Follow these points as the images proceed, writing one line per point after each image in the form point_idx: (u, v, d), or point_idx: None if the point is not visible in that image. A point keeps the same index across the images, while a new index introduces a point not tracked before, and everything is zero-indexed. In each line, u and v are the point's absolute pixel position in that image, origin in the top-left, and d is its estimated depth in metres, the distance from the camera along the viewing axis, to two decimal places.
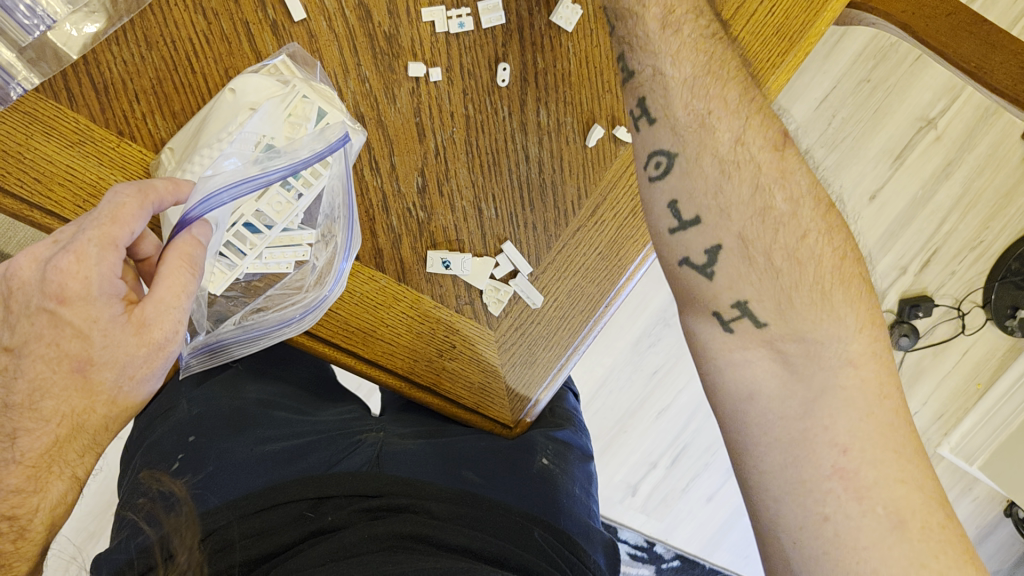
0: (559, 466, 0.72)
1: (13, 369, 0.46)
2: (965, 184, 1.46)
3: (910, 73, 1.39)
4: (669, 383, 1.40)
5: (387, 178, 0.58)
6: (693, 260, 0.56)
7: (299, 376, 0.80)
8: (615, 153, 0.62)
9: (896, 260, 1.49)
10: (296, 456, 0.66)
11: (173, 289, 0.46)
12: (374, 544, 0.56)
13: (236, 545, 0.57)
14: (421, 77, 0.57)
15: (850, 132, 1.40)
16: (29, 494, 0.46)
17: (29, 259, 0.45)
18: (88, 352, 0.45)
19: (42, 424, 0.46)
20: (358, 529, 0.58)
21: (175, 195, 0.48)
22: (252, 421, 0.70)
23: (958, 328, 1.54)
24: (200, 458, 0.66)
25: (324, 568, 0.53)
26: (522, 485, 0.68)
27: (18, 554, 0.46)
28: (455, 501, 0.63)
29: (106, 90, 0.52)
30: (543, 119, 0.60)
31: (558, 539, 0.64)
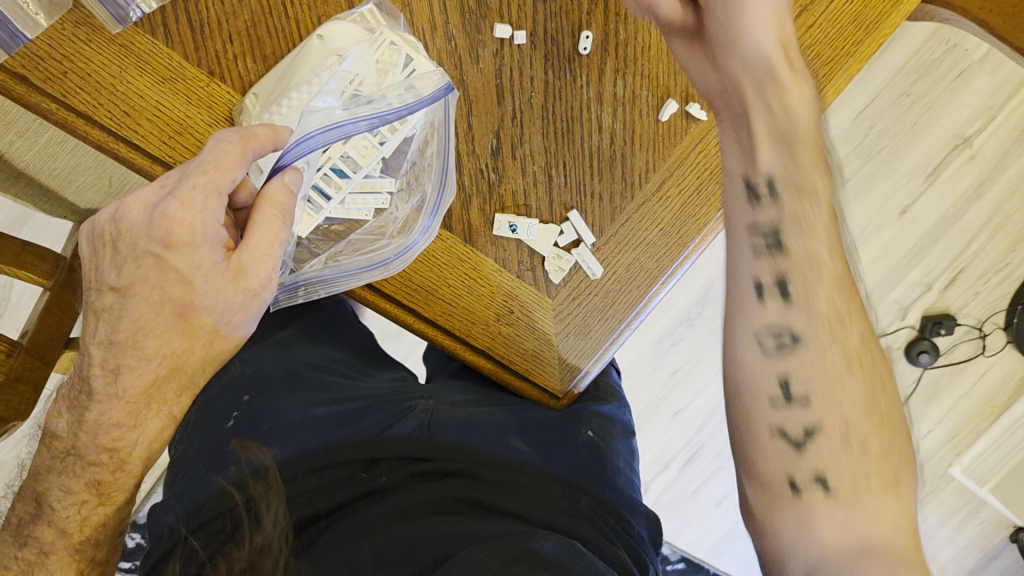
0: (604, 440, 0.71)
1: (118, 309, 0.50)
2: (997, 206, 1.50)
3: (950, 91, 1.42)
4: (688, 384, 1.43)
5: (462, 137, 0.59)
6: (787, 431, 0.46)
7: (345, 340, 0.80)
8: (686, 130, 0.61)
9: (922, 276, 1.51)
10: (350, 420, 0.67)
11: (266, 238, 0.50)
12: (426, 508, 0.58)
13: (294, 502, 0.58)
14: (507, 39, 0.58)
15: (887, 144, 1.44)
16: (127, 429, 0.53)
17: (135, 203, 0.48)
18: (191, 297, 0.50)
19: (144, 363, 0.51)
20: (410, 496, 0.59)
21: (273, 144, 0.49)
22: (305, 382, 0.71)
23: (978, 348, 1.55)
24: (255, 417, 0.67)
25: (383, 526, 0.56)
26: (570, 458, 0.68)
27: (115, 485, 0.54)
28: (504, 468, 0.64)
29: (202, 29, 0.53)
30: (619, 91, 0.60)
31: (603, 508, 0.65)
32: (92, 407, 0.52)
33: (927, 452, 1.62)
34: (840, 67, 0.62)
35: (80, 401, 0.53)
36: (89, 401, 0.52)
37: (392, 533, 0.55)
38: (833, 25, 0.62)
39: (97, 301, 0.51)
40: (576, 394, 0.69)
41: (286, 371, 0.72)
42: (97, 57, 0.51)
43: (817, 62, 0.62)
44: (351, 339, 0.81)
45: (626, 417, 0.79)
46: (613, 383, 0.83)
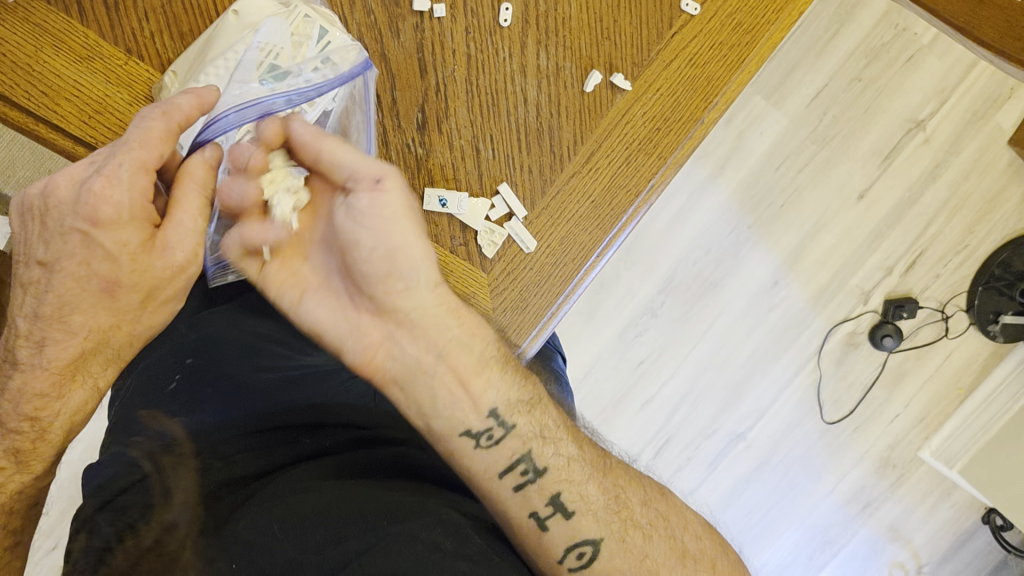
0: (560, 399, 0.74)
1: (45, 283, 0.51)
2: (953, 187, 1.57)
3: (901, 74, 1.50)
4: (653, 374, 1.56)
5: (387, 112, 0.60)
6: None
7: None
8: (611, 101, 0.62)
9: (883, 260, 1.59)
10: (300, 382, 0.66)
11: (190, 212, 0.51)
12: (366, 462, 0.58)
13: (233, 462, 0.58)
14: (426, 12, 0.59)
15: (841, 130, 1.51)
16: (51, 399, 0.53)
17: (66, 180, 0.49)
18: (116, 276, 0.50)
19: (70, 336, 0.51)
20: (352, 455, 0.59)
21: (199, 108, 0.50)
22: (260, 338, 0.69)
23: (941, 330, 1.64)
24: (199, 377, 0.67)
25: (317, 485, 0.54)
26: None
27: (36, 453, 0.54)
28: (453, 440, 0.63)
29: (118, 7, 0.54)
30: (543, 63, 0.61)
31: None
32: (16, 375, 0.52)
33: (894, 437, 1.68)
34: (762, 36, 0.63)
35: (6, 370, 0.53)
36: (13, 370, 0.53)
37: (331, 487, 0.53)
38: None
39: (25, 275, 0.51)
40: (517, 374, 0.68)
41: (238, 338, 0.69)
42: (9, 35, 0.51)
43: (738, 31, 0.63)
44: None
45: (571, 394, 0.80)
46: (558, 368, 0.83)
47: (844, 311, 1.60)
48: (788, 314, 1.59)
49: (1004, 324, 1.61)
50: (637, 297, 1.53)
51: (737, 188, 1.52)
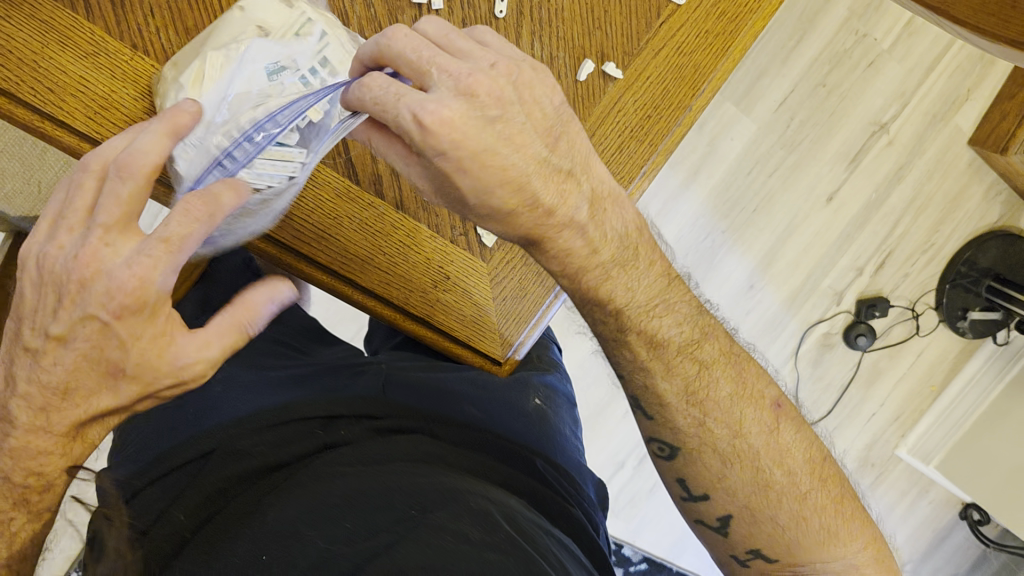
0: (548, 406, 0.82)
1: (52, 355, 0.50)
2: (916, 188, 1.67)
3: (864, 78, 1.54)
4: None
5: None
6: (738, 554, 0.73)
7: (290, 321, 0.87)
8: (603, 89, 0.64)
9: (853, 261, 1.68)
10: (299, 384, 0.72)
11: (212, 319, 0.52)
12: (382, 451, 0.62)
13: (252, 453, 0.61)
14: (424, 5, 0.59)
15: (808, 134, 1.55)
16: (57, 455, 0.53)
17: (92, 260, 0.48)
18: (125, 363, 0.50)
19: (72, 407, 0.52)
20: (370, 444, 0.63)
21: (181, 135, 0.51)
22: (257, 351, 0.78)
23: (913, 328, 1.78)
24: (205, 379, 0.73)
25: (349, 468, 0.59)
26: (518, 417, 0.76)
27: (42, 503, 0.53)
28: (458, 428, 0.69)
29: (122, 4, 0.55)
30: (537, 53, 0.61)
31: (556, 470, 0.73)
32: (14, 434, 0.52)
33: (873, 436, 1.83)
34: (748, 22, 0.66)
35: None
36: (7, 428, 0.52)
37: (355, 475, 0.58)
38: None
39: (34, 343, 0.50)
40: (517, 363, 0.70)
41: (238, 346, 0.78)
42: (14, 32, 0.51)
43: (723, 19, 0.66)
44: (296, 321, 0.87)
45: (565, 384, 0.91)
46: (547, 356, 0.94)
47: (819, 312, 1.69)
48: (766, 317, 1.65)
49: (972, 321, 1.78)
50: None
51: (711, 194, 1.53)
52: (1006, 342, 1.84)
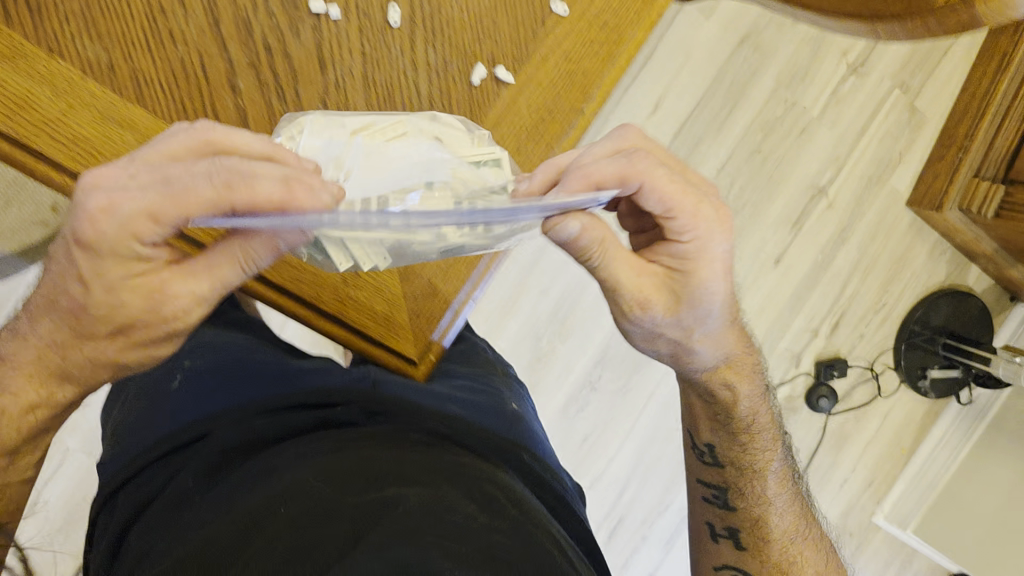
0: (519, 413, 0.99)
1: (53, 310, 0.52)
2: (861, 250, 1.72)
3: (797, 145, 1.62)
4: (599, 448, 1.61)
5: (293, 106, 0.64)
6: None
7: (273, 342, 1.03)
8: (496, 92, 0.69)
9: (807, 322, 1.72)
10: (291, 379, 0.89)
11: (211, 278, 0.56)
12: (380, 430, 0.77)
13: (256, 426, 0.78)
14: (322, 15, 0.64)
15: (749, 200, 1.61)
16: None
17: (99, 207, 0.49)
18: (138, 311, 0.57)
19: None
20: (366, 424, 0.78)
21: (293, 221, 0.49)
22: (254, 358, 0.94)
23: (874, 391, 1.79)
24: (201, 381, 0.90)
25: (351, 437, 0.74)
26: (496, 417, 0.92)
27: None
28: (449, 416, 0.85)
29: (40, 12, 0.58)
30: (431, 60, 0.67)
31: (535, 460, 0.88)
32: None
33: (848, 504, 1.80)
34: (631, 32, 0.72)
35: None
36: None
37: (361, 445, 0.73)
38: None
39: None
40: (440, 350, 0.75)
41: (225, 354, 0.95)
42: None
43: (606, 31, 0.71)
44: (275, 343, 1.04)
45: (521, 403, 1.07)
46: (508, 385, 1.10)
47: (780, 375, 1.71)
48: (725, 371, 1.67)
49: (932, 379, 1.78)
50: (575, 370, 1.58)
51: None
52: (970, 402, 1.84)
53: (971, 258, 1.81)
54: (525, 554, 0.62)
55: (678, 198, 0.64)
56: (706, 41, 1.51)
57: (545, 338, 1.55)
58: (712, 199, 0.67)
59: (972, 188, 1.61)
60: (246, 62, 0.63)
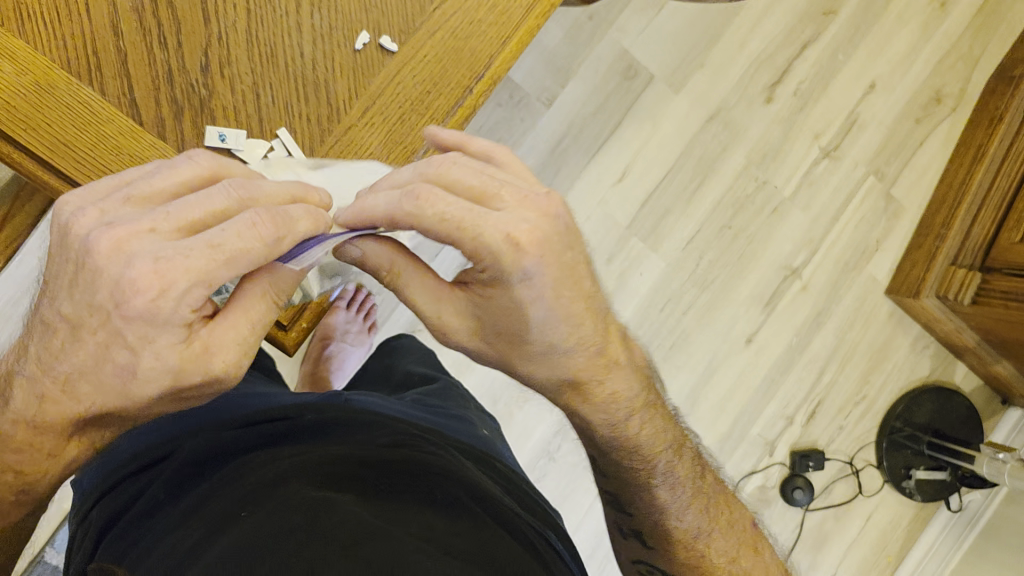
0: (488, 439, 0.98)
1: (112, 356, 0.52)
2: (838, 336, 1.68)
3: (769, 225, 1.62)
4: None
5: (173, 53, 0.67)
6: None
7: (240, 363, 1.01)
8: (381, 60, 0.71)
9: (782, 409, 1.65)
10: (260, 396, 0.86)
11: (247, 320, 0.56)
12: (353, 435, 0.76)
13: (227, 437, 0.75)
14: None
15: (719, 274, 1.59)
16: None
17: (143, 272, 0.49)
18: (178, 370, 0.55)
19: None
20: (341, 428, 0.77)
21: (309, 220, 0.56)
22: None
23: (856, 488, 1.68)
24: None
25: (326, 442, 0.72)
26: (467, 435, 0.93)
27: None
28: (420, 427, 0.85)
29: None
30: (316, 23, 0.69)
31: (512, 474, 0.87)
32: None
33: None
34: (522, 15, 0.74)
35: None
36: None
37: (333, 448, 0.71)
38: None
39: None
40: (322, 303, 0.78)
41: None
42: None
43: (495, 11, 0.73)
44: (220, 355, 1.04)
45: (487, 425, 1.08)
46: (472, 408, 1.11)
47: (751, 463, 1.61)
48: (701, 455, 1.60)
49: (918, 480, 1.68)
50: (532, 438, 1.53)
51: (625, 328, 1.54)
52: (960, 508, 1.73)
53: (956, 356, 1.75)
54: (496, 552, 0.60)
55: (477, 234, 0.55)
56: (675, 114, 1.55)
57: (501, 401, 1.52)
58: (534, 193, 0.58)
59: (949, 277, 1.58)
60: (130, 7, 0.66)
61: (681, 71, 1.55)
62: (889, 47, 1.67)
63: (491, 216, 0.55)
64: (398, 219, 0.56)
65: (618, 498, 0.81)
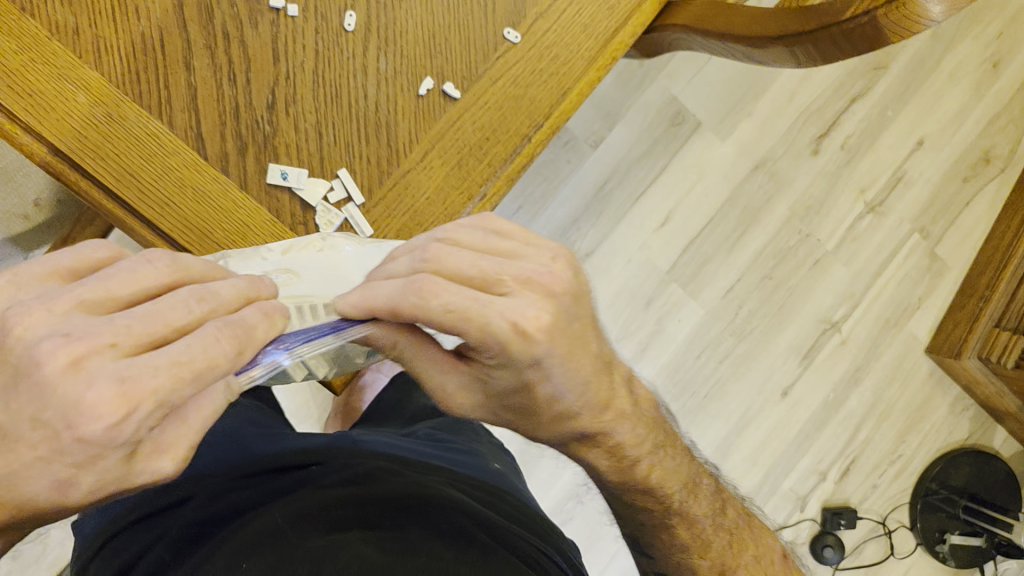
0: (501, 473, 0.96)
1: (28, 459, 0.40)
2: (876, 393, 1.65)
3: (810, 277, 1.60)
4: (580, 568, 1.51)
5: (241, 90, 0.68)
6: None
7: (254, 407, 0.99)
8: (443, 106, 0.72)
9: (815, 464, 1.62)
10: (264, 442, 0.84)
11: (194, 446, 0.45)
12: (362, 479, 0.73)
13: (230, 490, 0.72)
14: (281, 10, 0.69)
15: (757, 324, 1.58)
16: None
17: (86, 388, 0.38)
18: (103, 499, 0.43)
19: None
20: (348, 473, 0.75)
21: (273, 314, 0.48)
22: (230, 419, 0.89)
23: (887, 549, 1.65)
24: None
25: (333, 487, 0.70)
26: (479, 471, 0.91)
27: None
28: (429, 468, 0.83)
29: None
30: (382, 66, 0.70)
31: (525, 510, 0.85)
32: None
33: None
34: (582, 67, 0.74)
35: None
36: None
37: (340, 494, 0.68)
38: (567, 33, 0.74)
39: None
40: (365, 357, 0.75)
41: None
42: None
43: (556, 61, 0.74)
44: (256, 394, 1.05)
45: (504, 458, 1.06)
46: (491, 439, 1.10)
47: (782, 517, 1.59)
48: None
49: (953, 545, 1.63)
50: (560, 481, 1.53)
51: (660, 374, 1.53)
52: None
53: (997, 419, 1.72)
54: None
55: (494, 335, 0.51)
56: (720, 161, 1.55)
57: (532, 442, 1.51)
58: (536, 271, 0.55)
59: (992, 339, 1.59)
60: (203, 44, 0.67)
61: (729, 119, 1.56)
62: (939, 105, 1.66)
63: (497, 303, 0.52)
64: (401, 311, 0.52)
65: (638, 542, 0.77)
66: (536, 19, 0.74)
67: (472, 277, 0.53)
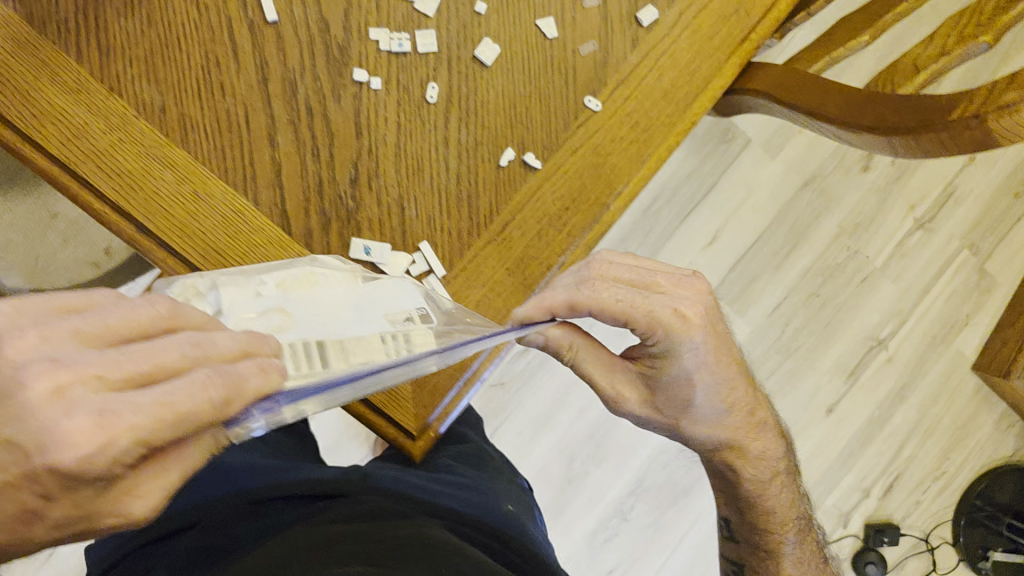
0: (526, 519, 0.89)
1: None
2: (921, 410, 1.65)
3: (858, 295, 1.59)
4: None
5: (325, 165, 0.68)
6: None
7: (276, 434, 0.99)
8: (524, 177, 0.71)
9: (858, 480, 1.62)
10: (278, 468, 0.82)
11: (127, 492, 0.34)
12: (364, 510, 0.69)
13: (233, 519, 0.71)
14: (364, 83, 0.68)
15: (804, 342, 1.58)
16: None
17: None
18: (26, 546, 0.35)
19: None
20: (352, 503, 0.71)
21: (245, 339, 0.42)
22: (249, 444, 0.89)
23: (929, 564, 1.65)
24: None
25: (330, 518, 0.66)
26: (501, 513, 0.84)
27: None
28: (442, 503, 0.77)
29: (109, 54, 0.64)
30: (464, 137, 0.70)
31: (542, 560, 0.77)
32: None
33: None
34: (661, 133, 0.73)
35: None
36: None
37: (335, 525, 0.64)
38: (648, 98, 0.73)
39: None
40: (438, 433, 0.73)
41: None
42: (11, 65, 0.60)
43: (636, 129, 0.73)
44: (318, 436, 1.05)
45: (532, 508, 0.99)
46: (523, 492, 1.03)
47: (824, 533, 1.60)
48: None
49: (995, 562, 1.62)
50: (606, 498, 1.53)
51: None
52: None
53: None
54: None
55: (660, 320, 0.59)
56: (769, 179, 1.54)
57: (578, 460, 1.52)
58: (684, 277, 0.63)
59: None
60: (287, 119, 0.67)
61: (778, 137, 1.55)
62: (994, 119, 1.63)
63: (659, 295, 0.60)
64: (580, 303, 0.58)
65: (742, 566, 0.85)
66: (617, 86, 0.72)
67: (630, 275, 0.61)
